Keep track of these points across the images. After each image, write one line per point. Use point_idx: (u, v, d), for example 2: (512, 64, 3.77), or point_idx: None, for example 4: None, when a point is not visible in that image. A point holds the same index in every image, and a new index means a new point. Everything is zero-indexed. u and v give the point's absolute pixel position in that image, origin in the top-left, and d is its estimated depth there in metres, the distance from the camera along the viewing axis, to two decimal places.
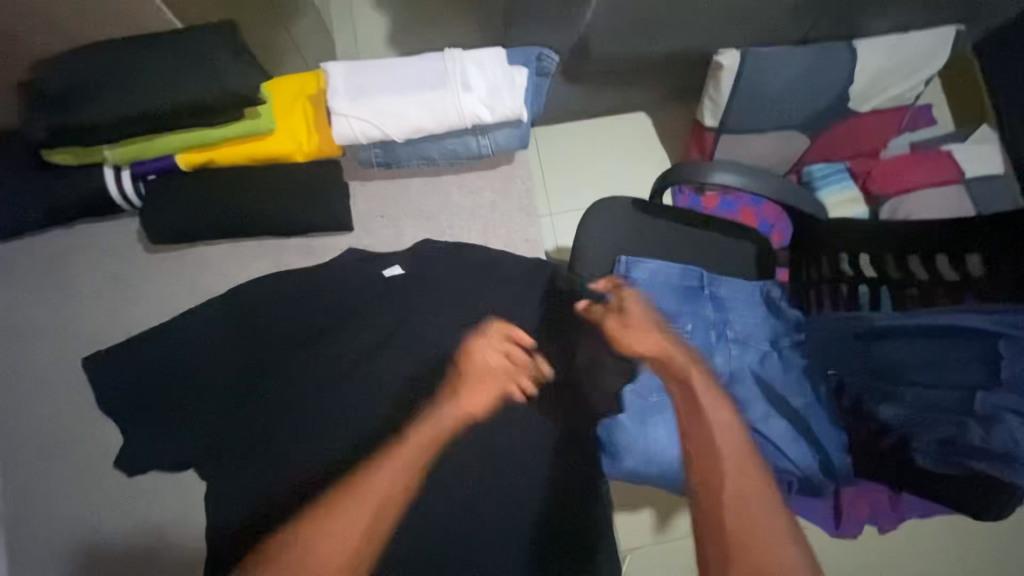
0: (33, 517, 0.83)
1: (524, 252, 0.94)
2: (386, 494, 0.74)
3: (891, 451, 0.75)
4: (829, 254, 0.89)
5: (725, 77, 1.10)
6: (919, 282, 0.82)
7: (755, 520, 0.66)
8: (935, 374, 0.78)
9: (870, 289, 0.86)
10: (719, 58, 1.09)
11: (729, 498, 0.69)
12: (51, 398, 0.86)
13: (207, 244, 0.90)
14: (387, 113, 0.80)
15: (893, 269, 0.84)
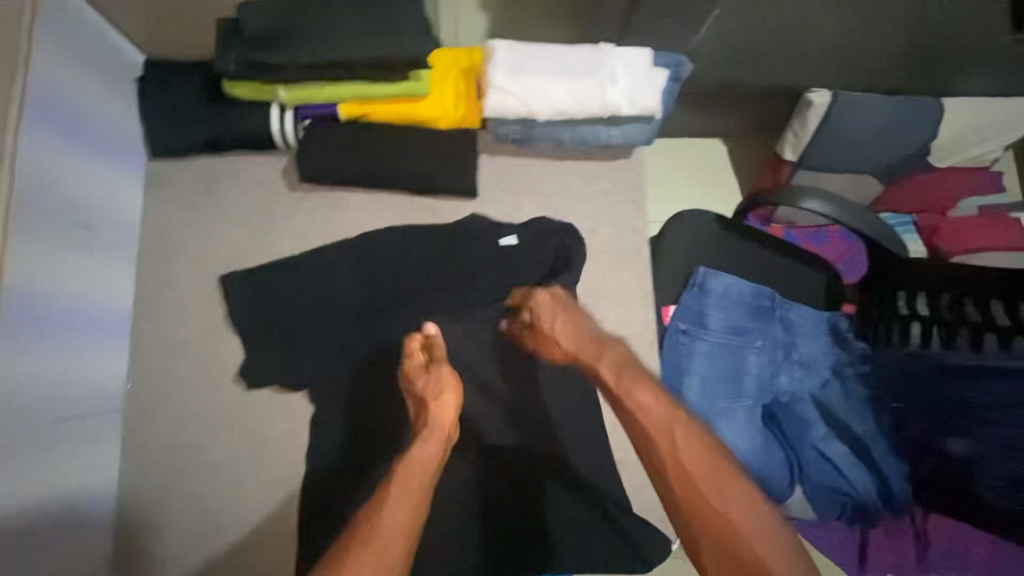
0: (154, 413, 0.91)
1: (631, 242, 0.99)
2: (401, 524, 0.63)
3: (955, 478, 1.05)
4: (903, 296, 1.19)
5: (812, 115, 1.14)
6: (971, 320, 1.14)
7: (734, 512, 0.60)
8: (1000, 414, 1.05)
9: (922, 327, 1.17)
10: (810, 95, 1.13)
11: (694, 484, 0.62)
12: (185, 308, 0.94)
13: (347, 190, 0.98)
14: (536, 93, 0.87)
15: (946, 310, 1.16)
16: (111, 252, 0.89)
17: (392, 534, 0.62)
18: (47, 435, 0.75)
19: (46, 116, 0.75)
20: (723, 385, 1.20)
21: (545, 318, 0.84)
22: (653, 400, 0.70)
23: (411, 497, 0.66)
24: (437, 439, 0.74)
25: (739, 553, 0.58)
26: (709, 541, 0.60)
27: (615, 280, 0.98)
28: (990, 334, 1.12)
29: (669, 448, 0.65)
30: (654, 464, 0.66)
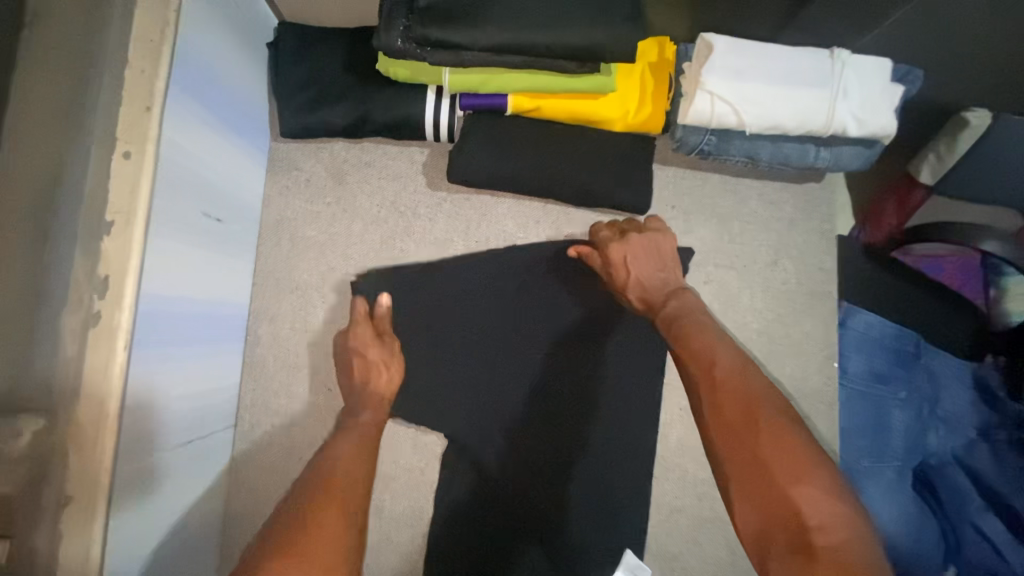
0: (269, 428, 0.81)
1: (815, 281, 0.85)
2: (355, 478, 0.58)
3: None
4: None
5: (967, 136, 0.89)
6: None
7: (767, 450, 0.49)
8: None
9: None
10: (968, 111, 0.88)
11: (728, 414, 0.52)
12: (306, 313, 0.82)
13: (495, 195, 0.85)
14: (752, 99, 0.73)
15: None
16: (235, 247, 0.77)
17: (345, 485, 0.56)
18: (170, 464, 0.65)
19: (184, 87, 0.62)
20: (864, 442, 1.09)
21: (629, 255, 0.73)
22: (713, 344, 0.59)
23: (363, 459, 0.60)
24: (377, 410, 0.69)
25: (772, 496, 0.48)
26: (737, 477, 0.50)
27: (794, 324, 0.85)
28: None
29: (708, 381, 0.56)
30: (692, 394, 0.57)
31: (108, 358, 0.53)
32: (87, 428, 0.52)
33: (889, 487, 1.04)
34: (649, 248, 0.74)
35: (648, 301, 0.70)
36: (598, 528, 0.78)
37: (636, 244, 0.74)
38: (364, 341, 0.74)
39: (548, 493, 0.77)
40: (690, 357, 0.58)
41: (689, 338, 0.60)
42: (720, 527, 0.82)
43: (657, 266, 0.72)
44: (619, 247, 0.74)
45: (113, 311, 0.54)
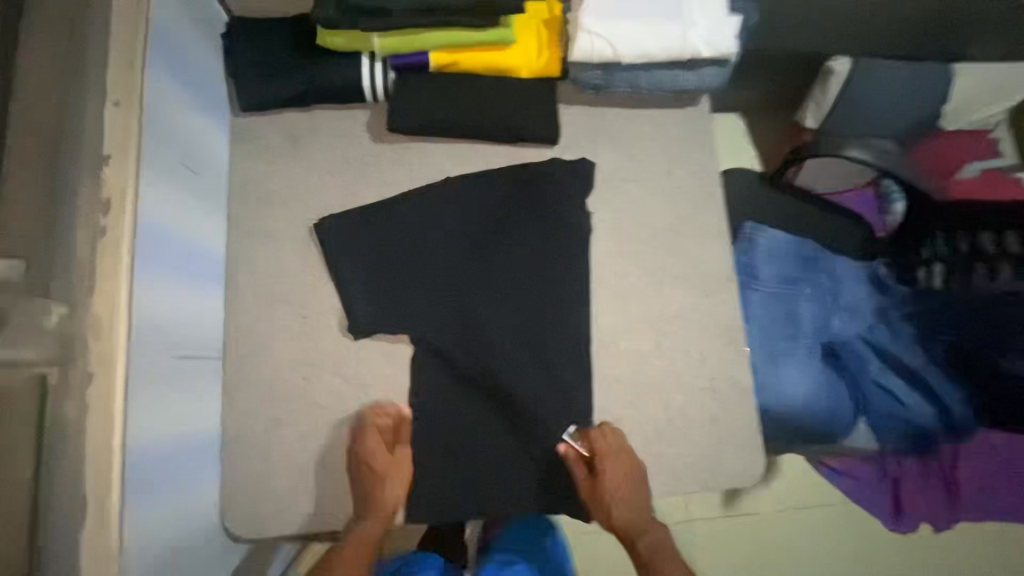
0: (256, 358, 0.91)
1: (707, 182, 1.03)
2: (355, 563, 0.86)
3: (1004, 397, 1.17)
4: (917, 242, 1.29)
5: (834, 81, 1.24)
6: (964, 254, 1.23)
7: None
8: None
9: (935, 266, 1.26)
10: (832, 63, 1.24)
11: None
12: (278, 256, 0.94)
13: (431, 142, 1.00)
14: (623, 34, 0.91)
15: (945, 247, 1.25)
16: (209, 204, 0.90)
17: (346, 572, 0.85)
18: (172, 370, 0.76)
19: (157, 58, 0.77)
20: (782, 329, 1.23)
21: (609, 471, 0.90)
22: (678, 570, 0.90)
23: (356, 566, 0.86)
24: (381, 523, 0.87)
25: None
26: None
27: (694, 219, 1.02)
28: (982, 265, 1.21)
29: (649, 561, 0.92)
30: None
31: (115, 261, 0.65)
32: (102, 314, 0.64)
33: (807, 362, 1.19)
34: (616, 468, 0.91)
35: (627, 525, 0.92)
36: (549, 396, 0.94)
37: (608, 473, 0.90)
38: (374, 453, 0.88)
39: (503, 373, 0.93)
40: None
41: (658, 569, 0.90)
42: (656, 391, 0.96)
43: (628, 479, 0.91)
44: (609, 472, 0.90)
45: (117, 222, 0.66)
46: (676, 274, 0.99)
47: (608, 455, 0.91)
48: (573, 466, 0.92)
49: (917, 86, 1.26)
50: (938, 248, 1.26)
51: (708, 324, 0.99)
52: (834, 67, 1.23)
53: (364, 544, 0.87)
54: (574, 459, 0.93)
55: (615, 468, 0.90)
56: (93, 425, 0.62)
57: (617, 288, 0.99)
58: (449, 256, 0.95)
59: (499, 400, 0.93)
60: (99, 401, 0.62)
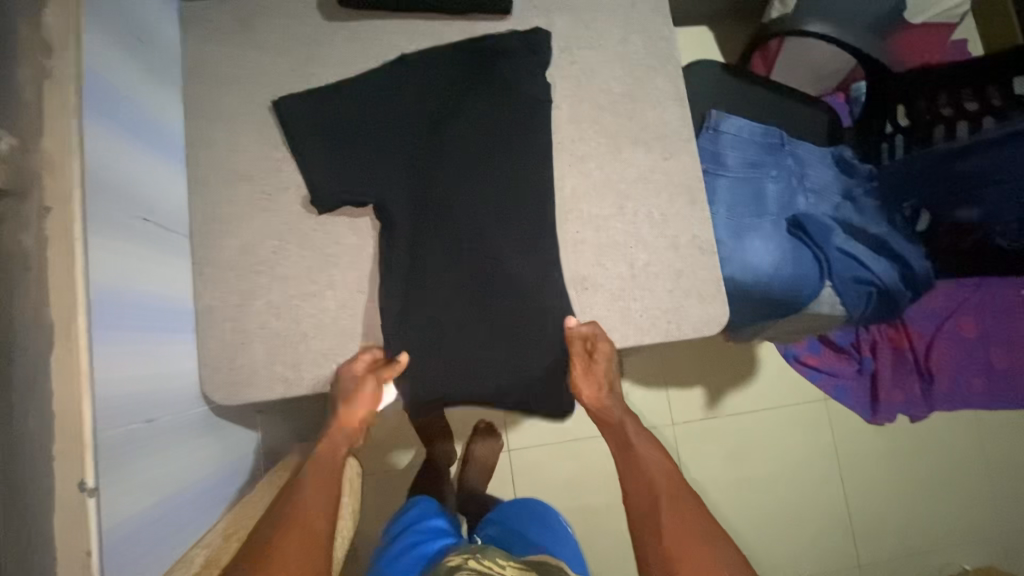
0: (221, 233, 0.91)
1: (661, 48, 1.03)
2: (317, 511, 0.78)
3: (974, 247, 1.21)
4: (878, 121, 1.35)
5: None
6: (920, 123, 1.28)
7: (672, 525, 0.79)
8: (1010, 170, 1.10)
9: (899, 137, 1.32)
10: None
11: (657, 479, 0.86)
12: (237, 135, 0.94)
13: (382, 19, 0.99)
14: None
15: (903, 118, 1.31)
16: (161, 80, 0.90)
17: (309, 517, 0.77)
18: (132, 229, 0.77)
19: None
20: (748, 208, 1.25)
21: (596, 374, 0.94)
22: (657, 456, 0.90)
23: (320, 495, 0.81)
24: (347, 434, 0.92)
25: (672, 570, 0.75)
26: (662, 498, 0.83)
27: (649, 83, 1.02)
28: (963, 123, 1.21)
29: (623, 434, 0.94)
30: (637, 493, 0.86)
31: (63, 100, 0.66)
32: (54, 152, 0.64)
33: (771, 233, 1.22)
34: (603, 357, 0.93)
35: (604, 404, 0.95)
36: (516, 262, 0.94)
37: (598, 366, 0.94)
38: (342, 379, 0.89)
39: (469, 240, 0.94)
40: (644, 465, 0.88)
41: (635, 450, 0.91)
42: (619, 250, 0.98)
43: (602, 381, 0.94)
44: (587, 373, 0.94)
45: (63, 64, 0.66)
46: (634, 137, 1.01)
47: (592, 356, 0.93)
48: (580, 371, 0.93)
49: None
50: (904, 120, 1.31)
51: (669, 185, 1.00)
52: None
53: (316, 512, 0.78)
54: (579, 358, 0.93)
55: (602, 369, 0.94)
56: (53, 253, 0.63)
57: (577, 153, 1.00)
58: (409, 131, 0.95)
59: (462, 271, 0.93)
60: (58, 230, 0.63)
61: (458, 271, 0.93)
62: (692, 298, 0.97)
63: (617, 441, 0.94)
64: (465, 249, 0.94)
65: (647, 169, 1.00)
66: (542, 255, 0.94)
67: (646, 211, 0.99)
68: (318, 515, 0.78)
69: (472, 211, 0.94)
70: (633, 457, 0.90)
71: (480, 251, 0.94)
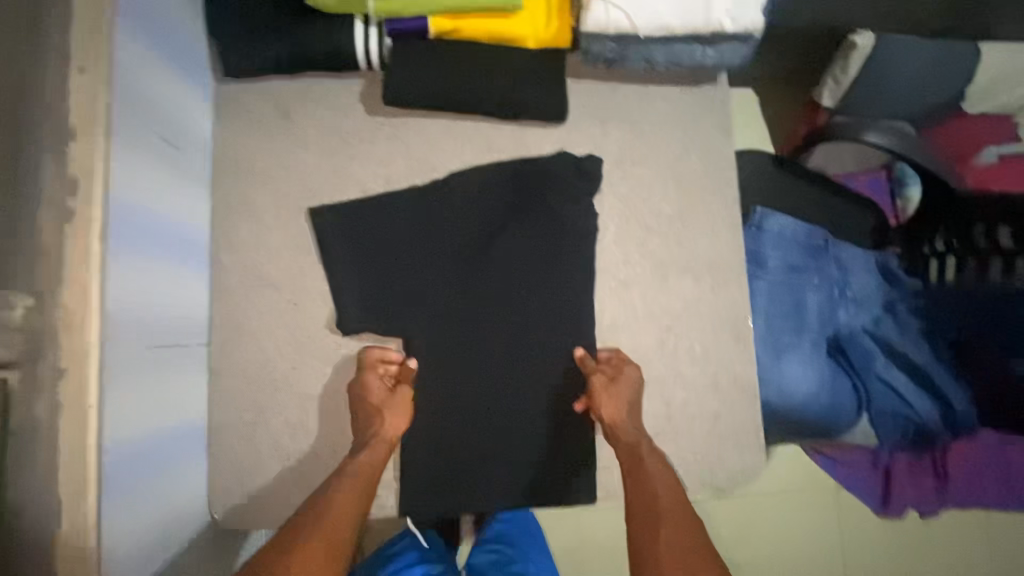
0: (242, 344, 0.88)
1: (718, 169, 0.98)
2: (349, 507, 0.75)
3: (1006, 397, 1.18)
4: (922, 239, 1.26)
5: (855, 58, 1.16)
6: (963, 251, 1.23)
7: (667, 550, 0.72)
8: None
9: (936, 263, 1.25)
10: (854, 38, 1.15)
11: (665, 506, 0.77)
12: (266, 236, 0.90)
13: (429, 117, 0.94)
14: (640, 5, 0.85)
15: (942, 244, 1.24)
16: (194, 178, 0.84)
17: (341, 518, 0.74)
18: (151, 363, 0.72)
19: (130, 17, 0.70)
20: (788, 321, 1.21)
21: (620, 405, 0.86)
22: (668, 478, 0.81)
23: (353, 503, 0.76)
24: (383, 448, 0.82)
25: None
26: (664, 520, 0.76)
27: (703, 206, 0.97)
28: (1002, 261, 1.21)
29: (637, 458, 0.83)
30: (641, 526, 0.76)
31: (86, 246, 0.60)
32: (73, 308, 0.59)
33: (810, 356, 1.18)
34: (629, 381, 0.88)
35: (619, 423, 0.85)
36: (550, 393, 0.91)
37: (619, 387, 0.87)
38: (376, 381, 0.86)
39: (502, 368, 0.90)
40: (653, 489, 0.80)
41: (647, 468, 0.82)
42: (657, 387, 0.93)
43: (625, 403, 0.86)
44: (609, 389, 0.86)
45: (87, 205, 0.61)
46: (684, 265, 0.95)
47: (615, 374, 0.88)
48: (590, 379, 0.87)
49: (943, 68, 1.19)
50: (942, 244, 1.24)
51: (715, 319, 0.95)
52: (854, 41, 1.14)
53: (347, 512, 0.75)
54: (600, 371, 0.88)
55: (626, 388, 0.87)
56: (65, 420, 0.58)
57: (621, 278, 0.95)
58: (439, 251, 0.90)
59: (492, 399, 0.90)
60: (71, 394, 0.59)
61: (485, 402, 0.90)
62: (727, 445, 0.92)
63: (628, 461, 0.83)
64: (496, 375, 0.90)
65: (695, 300, 0.95)
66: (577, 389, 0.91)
67: (688, 348, 0.94)
68: (349, 517, 0.74)
69: (507, 336, 0.90)
70: (643, 472, 0.81)
71: (513, 380, 0.90)
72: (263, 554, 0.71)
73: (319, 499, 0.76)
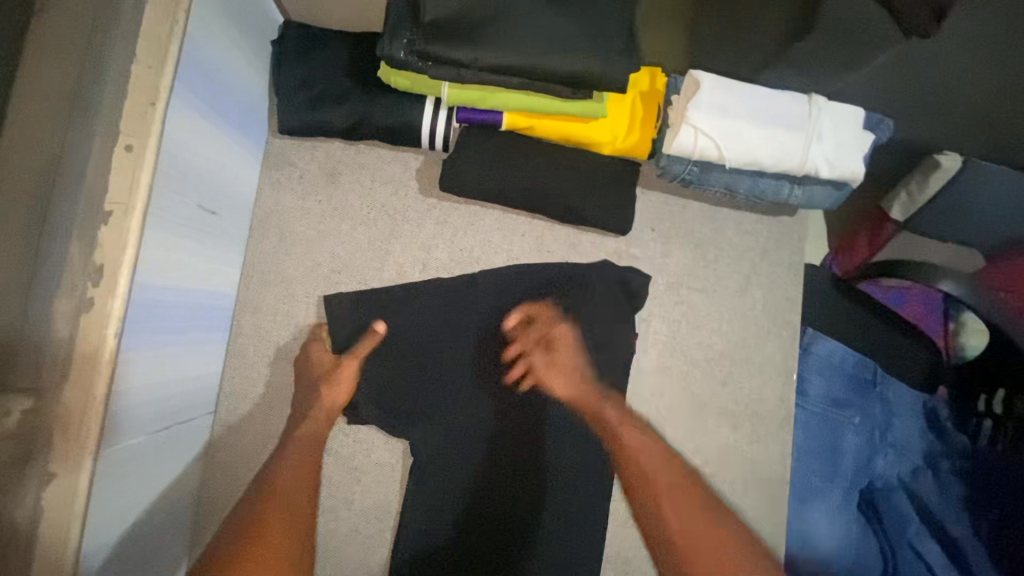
0: (249, 417, 0.84)
1: (780, 310, 0.91)
2: (301, 481, 0.69)
3: None
4: (981, 393, 1.13)
5: (937, 177, 1.01)
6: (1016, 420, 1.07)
7: (681, 523, 0.61)
8: None
9: (991, 425, 1.11)
10: (938, 156, 1.00)
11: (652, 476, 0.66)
12: (293, 307, 0.85)
13: (483, 206, 0.89)
14: (732, 135, 0.77)
15: (1000, 407, 1.10)
16: (229, 238, 0.79)
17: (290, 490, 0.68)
18: (150, 446, 0.67)
19: (190, 82, 0.64)
20: (819, 461, 1.14)
21: (559, 370, 0.81)
22: (645, 437, 0.72)
23: (303, 478, 0.70)
24: (325, 419, 0.78)
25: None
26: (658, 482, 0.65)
27: (757, 348, 0.90)
28: None
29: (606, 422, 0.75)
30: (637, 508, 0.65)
31: (99, 343, 0.55)
32: (74, 410, 0.54)
33: (838, 505, 1.10)
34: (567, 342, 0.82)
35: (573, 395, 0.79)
36: (563, 540, 0.83)
37: (558, 356, 0.81)
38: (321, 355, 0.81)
39: (512, 501, 0.82)
40: (630, 453, 0.69)
41: (621, 432, 0.73)
42: None
43: (572, 368, 0.81)
44: (547, 365, 0.81)
45: (106, 298, 0.56)
46: (723, 409, 0.89)
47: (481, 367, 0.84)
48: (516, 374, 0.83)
49: None
50: (999, 406, 1.10)
51: (747, 473, 0.88)
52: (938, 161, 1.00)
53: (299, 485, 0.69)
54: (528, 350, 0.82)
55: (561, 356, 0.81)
56: (42, 535, 0.53)
57: (655, 411, 0.88)
58: (462, 356, 0.84)
59: (500, 536, 0.82)
60: (58, 508, 0.54)
61: (486, 525, 0.81)
62: None
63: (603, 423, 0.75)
64: (507, 509, 0.82)
65: (728, 449, 0.88)
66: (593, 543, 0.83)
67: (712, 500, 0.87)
68: (300, 496, 0.68)
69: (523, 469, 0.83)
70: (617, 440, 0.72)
71: (527, 523, 0.82)
72: (218, 542, 0.61)
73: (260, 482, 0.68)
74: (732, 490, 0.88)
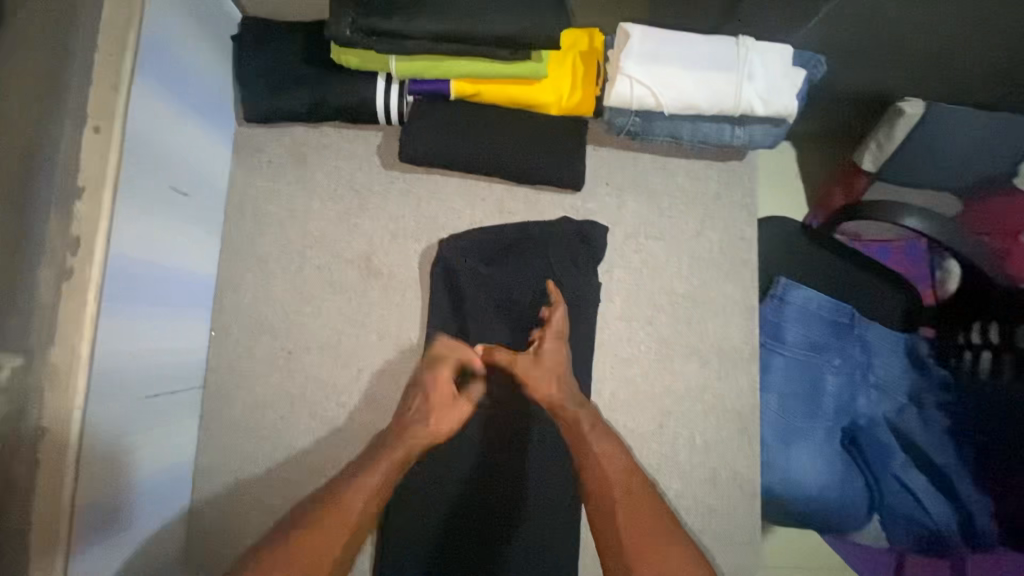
0: (235, 390, 0.88)
1: (738, 250, 0.94)
2: (363, 498, 0.70)
3: None
4: (964, 326, 1.13)
5: (902, 124, 1.02)
6: (993, 344, 1.07)
7: (632, 519, 0.67)
8: None
9: (974, 354, 1.11)
10: (902, 104, 1.01)
11: (612, 483, 0.70)
12: (269, 282, 0.90)
13: (444, 174, 0.93)
14: (666, 81, 0.81)
15: (978, 335, 1.10)
16: (203, 219, 0.85)
17: (347, 506, 0.69)
18: (138, 411, 0.72)
19: (151, 71, 0.70)
20: (801, 405, 1.13)
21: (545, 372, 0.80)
22: (614, 447, 0.74)
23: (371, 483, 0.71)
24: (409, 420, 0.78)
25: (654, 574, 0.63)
26: (620, 496, 0.69)
27: (718, 288, 0.93)
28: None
29: (578, 433, 0.76)
30: (590, 503, 0.70)
31: (81, 308, 0.61)
32: (62, 366, 0.60)
33: (821, 445, 1.11)
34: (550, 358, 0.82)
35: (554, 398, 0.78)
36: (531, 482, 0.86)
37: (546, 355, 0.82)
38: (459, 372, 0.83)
39: (489, 446, 0.86)
40: (598, 467, 0.72)
41: (590, 443, 0.75)
42: (650, 475, 0.89)
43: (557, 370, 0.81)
44: (532, 364, 0.81)
45: (83, 265, 0.61)
46: (689, 349, 0.92)
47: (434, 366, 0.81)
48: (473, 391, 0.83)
49: (998, 140, 1.02)
50: (979, 335, 1.10)
51: (718, 408, 0.91)
52: (903, 109, 1.01)
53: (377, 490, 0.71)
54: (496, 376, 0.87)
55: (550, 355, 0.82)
56: (41, 490, 0.59)
57: (624, 356, 0.92)
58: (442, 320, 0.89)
59: (467, 481, 0.85)
60: (52, 464, 0.59)
61: (469, 469, 0.86)
62: (717, 543, 0.88)
63: (573, 432, 0.76)
64: (473, 455, 0.86)
65: (698, 387, 0.91)
66: (557, 483, 0.86)
67: (685, 437, 0.90)
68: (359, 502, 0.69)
69: (482, 418, 0.87)
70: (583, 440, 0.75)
71: (489, 467, 0.86)
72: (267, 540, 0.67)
73: (334, 486, 0.71)
74: (704, 426, 0.90)
